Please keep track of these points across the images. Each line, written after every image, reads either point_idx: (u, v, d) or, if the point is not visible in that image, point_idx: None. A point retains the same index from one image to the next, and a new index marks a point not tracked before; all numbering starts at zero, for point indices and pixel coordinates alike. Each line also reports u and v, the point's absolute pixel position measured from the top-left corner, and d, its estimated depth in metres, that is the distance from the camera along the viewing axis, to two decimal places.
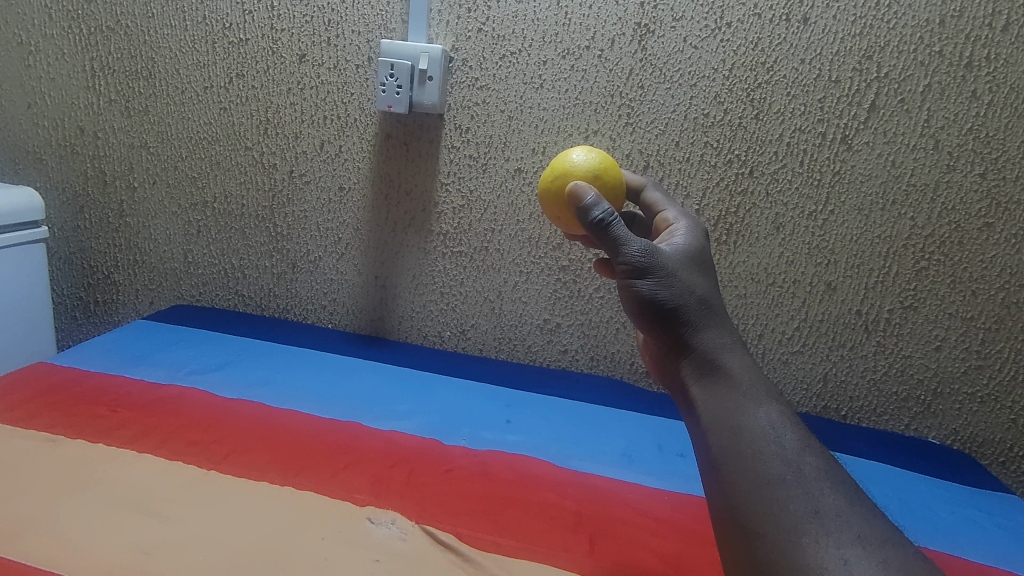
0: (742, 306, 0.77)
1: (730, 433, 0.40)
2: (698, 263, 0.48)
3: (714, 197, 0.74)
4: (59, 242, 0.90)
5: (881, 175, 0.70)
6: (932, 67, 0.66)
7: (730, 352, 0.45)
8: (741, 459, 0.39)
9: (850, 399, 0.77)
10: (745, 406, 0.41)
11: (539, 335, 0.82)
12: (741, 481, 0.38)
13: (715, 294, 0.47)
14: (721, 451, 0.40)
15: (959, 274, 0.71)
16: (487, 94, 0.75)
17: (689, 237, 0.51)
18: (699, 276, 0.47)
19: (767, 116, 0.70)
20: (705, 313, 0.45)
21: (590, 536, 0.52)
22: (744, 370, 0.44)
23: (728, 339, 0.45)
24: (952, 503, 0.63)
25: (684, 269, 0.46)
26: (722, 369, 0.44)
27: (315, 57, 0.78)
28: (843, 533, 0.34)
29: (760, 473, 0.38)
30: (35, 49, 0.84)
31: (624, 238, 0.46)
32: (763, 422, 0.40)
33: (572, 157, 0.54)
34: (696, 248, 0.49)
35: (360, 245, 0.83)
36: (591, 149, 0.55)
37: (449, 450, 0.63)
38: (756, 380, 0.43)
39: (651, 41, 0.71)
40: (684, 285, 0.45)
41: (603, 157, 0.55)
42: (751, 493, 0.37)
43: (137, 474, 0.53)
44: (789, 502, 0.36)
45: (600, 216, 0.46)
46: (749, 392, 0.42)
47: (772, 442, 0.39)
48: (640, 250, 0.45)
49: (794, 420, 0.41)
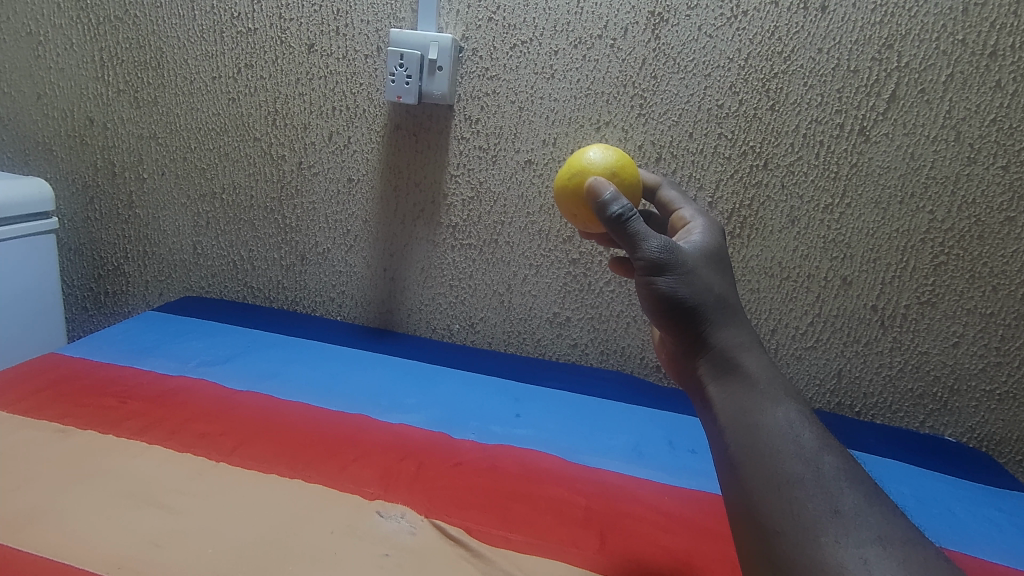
0: (754, 300, 0.75)
1: (748, 431, 0.40)
2: (716, 262, 0.47)
3: (728, 189, 0.72)
4: (69, 233, 0.90)
5: (900, 168, 0.68)
6: (955, 56, 0.65)
7: (748, 352, 0.44)
8: (760, 457, 0.38)
9: (864, 395, 0.76)
10: (762, 405, 0.41)
11: (549, 328, 0.81)
12: (759, 478, 0.38)
13: (732, 294, 0.46)
14: (737, 449, 0.39)
15: (979, 269, 0.69)
16: (497, 85, 0.74)
17: (706, 235, 0.50)
18: (716, 274, 0.46)
19: (784, 106, 0.69)
20: (723, 312, 0.45)
21: (601, 532, 0.52)
22: (762, 369, 0.43)
23: (746, 338, 0.45)
24: (971, 502, 0.62)
25: (702, 268, 0.46)
26: (739, 368, 0.43)
27: (324, 47, 0.77)
28: (863, 532, 0.33)
29: (779, 471, 0.37)
30: (44, 39, 0.84)
31: (644, 233, 0.45)
32: (781, 420, 0.40)
33: (588, 155, 0.53)
34: (713, 246, 0.48)
35: (368, 237, 0.83)
36: (608, 147, 0.54)
37: (458, 444, 0.62)
38: (774, 379, 0.42)
39: (665, 30, 0.69)
40: (703, 284, 0.45)
41: (620, 154, 0.54)
42: (771, 491, 0.37)
43: (147, 465, 0.54)
44: (808, 501, 0.35)
45: (619, 212, 0.45)
46: (767, 390, 0.42)
47: (790, 441, 0.38)
48: (659, 247, 0.44)
49: (813, 421, 0.40)
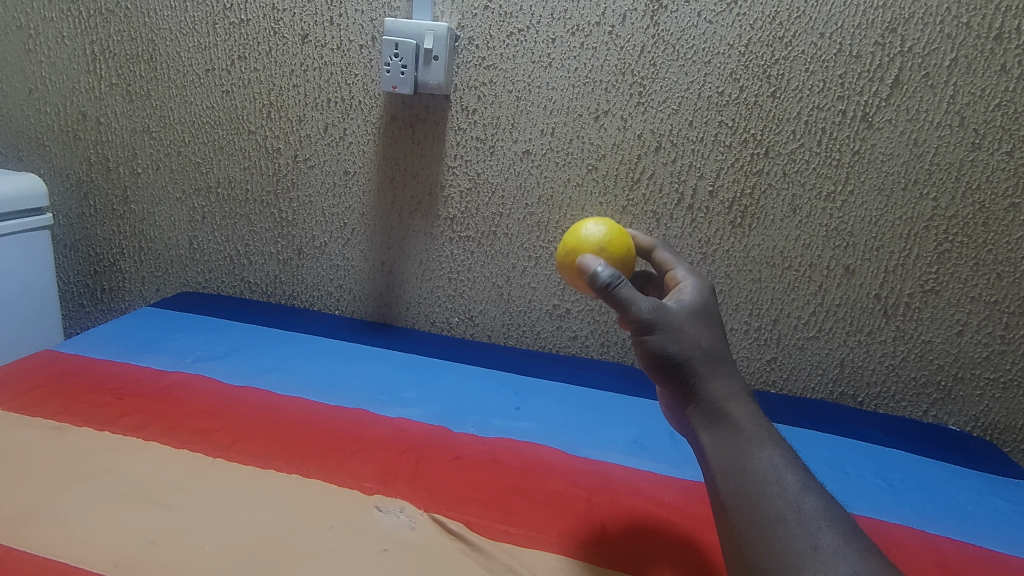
0: (756, 291, 0.75)
1: (736, 475, 0.40)
2: (703, 320, 0.46)
3: (729, 177, 0.71)
4: (65, 230, 0.90)
5: (903, 154, 0.67)
6: (959, 39, 0.63)
7: (736, 402, 0.44)
8: (747, 501, 0.38)
9: (867, 385, 0.75)
10: (749, 449, 0.41)
11: (548, 321, 0.81)
12: (746, 521, 0.38)
13: (721, 348, 0.46)
14: (727, 493, 0.39)
15: (983, 257, 0.68)
16: (494, 74, 0.73)
17: (695, 294, 0.49)
18: (702, 331, 0.45)
19: (785, 93, 0.68)
20: (712, 364, 0.45)
21: (601, 524, 0.51)
22: (750, 418, 0.43)
23: (734, 388, 0.44)
24: (974, 491, 0.61)
25: (688, 325, 0.45)
26: (727, 417, 0.43)
27: (318, 37, 0.76)
28: (843, 568, 0.34)
29: (765, 512, 0.37)
30: (35, 32, 0.83)
31: (633, 298, 0.45)
32: (766, 463, 0.40)
33: (581, 230, 0.55)
34: (701, 306, 0.47)
35: (366, 230, 0.82)
36: (601, 221, 0.56)
37: (457, 438, 0.62)
38: (763, 427, 0.42)
39: (664, 16, 0.68)
40: (689, 339, 0.45)
41: (612, 226, 0.56)
42: (757, 533, 0.37)
43: (142, 463, 0.53)
44: (792, 540, 0.36)
45: (607, 279, 0.45)
46: (754, 435, 0.42)
47: (774, 482, 0.39)
48: (649, 309, 0.45)
49: (798, 463, 0.40)
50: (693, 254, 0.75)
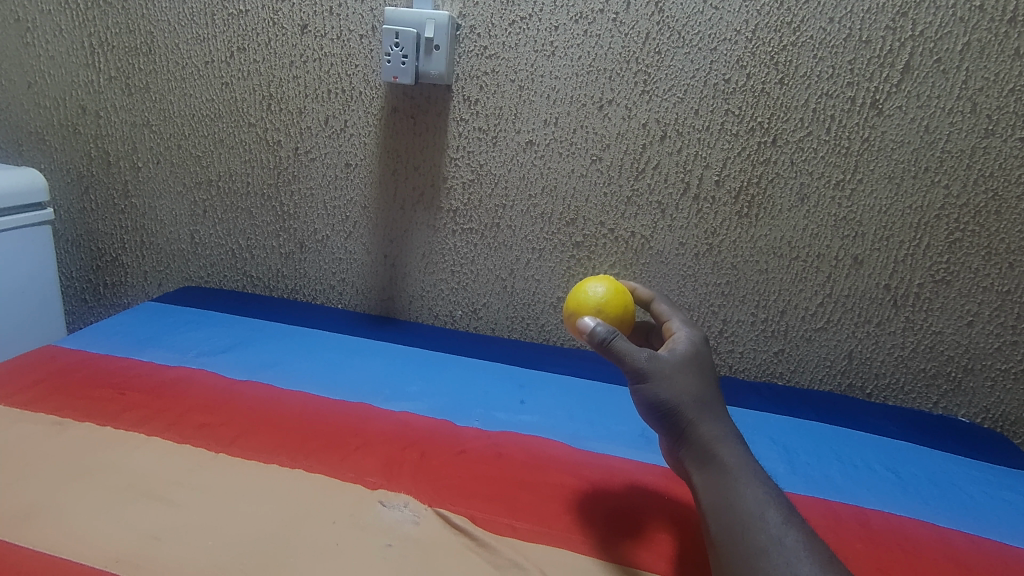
0: (763, 282, 0.74)
1: (725, 510, 0.40)
2: (697, 366, 0.48)
3: (735, 166, 0.70)
4: (66, 224, 0.90)
5: (913, 142, 0.66)
6: (972, 23, 0.62)
7: (724, 444, 0.44)
8: (732, 537, 0.39)
9: (875, 376, 0.75)
10: (739, 487, 0.42)
11: (553, 313, 0.80)
12: (733, 554, 0.38)
13: (712, 393, 0.47)
14: (717, 528, 0.40)
15: (995, 246, 0.67)
16: (496, 63, 0.72)
17: (689, 340, 0.50)
18: (693, 376, 0.47)
19: (793, 80, 0.67)
20: (702, 410, 0.46)
21: (608, 515, 0.51)
22: (738, 460, 0.43)
23: (721, 432, 0.45)
24: (986, 484, 0.60)
25: (680, 371, 0.47)
26: (716, 459, 0.44)
27: (318, 27, 0.75)
28: None
29: (747, 547, 0.38)
30: (33, 25, 0.82)
31: (630, 352, 0.46)
32: (752, 500, 0.40)
33: (584, 290, 0.57)
34: (695, 352, 0.49)
35: (368, 223, 0.81)
36: (604, 281, 0.57)
37: (461, 432, 0.61)
38: (751, 468, 0.43)
39: (669, 3, 0.67)
40: (680, 386, 0.46)
41: (614, 287, 0.57)
42: (739, 565, 0.37)
43: (145, 459, 0.53)
44: (774, 571, 0.36)
45: (604, 334, 0.45)
46: (742, 474, 0.42)
47: (757, 519, 0.39)
48: (645, 361, 0.46)
49: (783, 500, 0.41)
50: (699, 246, 0.74)
